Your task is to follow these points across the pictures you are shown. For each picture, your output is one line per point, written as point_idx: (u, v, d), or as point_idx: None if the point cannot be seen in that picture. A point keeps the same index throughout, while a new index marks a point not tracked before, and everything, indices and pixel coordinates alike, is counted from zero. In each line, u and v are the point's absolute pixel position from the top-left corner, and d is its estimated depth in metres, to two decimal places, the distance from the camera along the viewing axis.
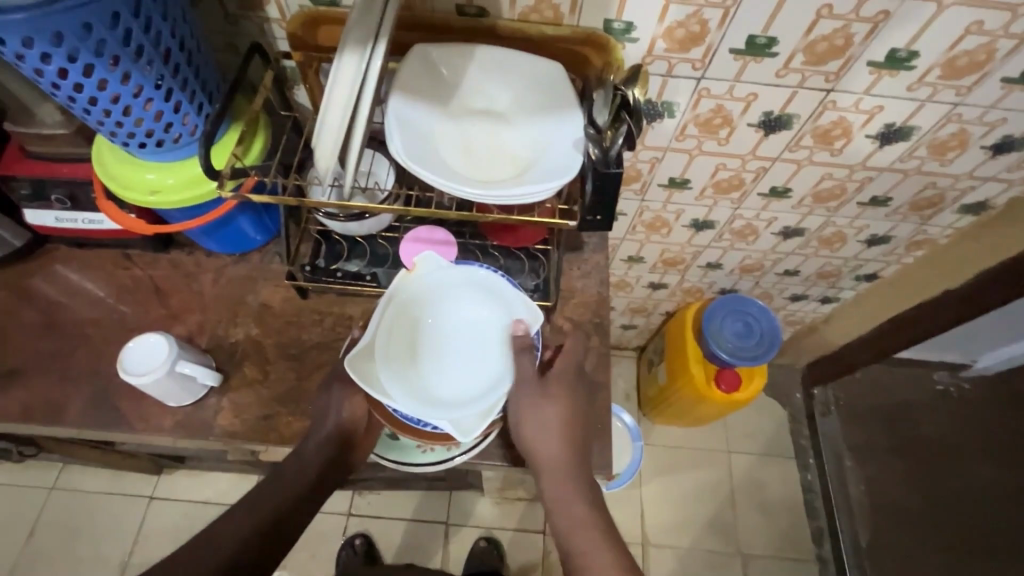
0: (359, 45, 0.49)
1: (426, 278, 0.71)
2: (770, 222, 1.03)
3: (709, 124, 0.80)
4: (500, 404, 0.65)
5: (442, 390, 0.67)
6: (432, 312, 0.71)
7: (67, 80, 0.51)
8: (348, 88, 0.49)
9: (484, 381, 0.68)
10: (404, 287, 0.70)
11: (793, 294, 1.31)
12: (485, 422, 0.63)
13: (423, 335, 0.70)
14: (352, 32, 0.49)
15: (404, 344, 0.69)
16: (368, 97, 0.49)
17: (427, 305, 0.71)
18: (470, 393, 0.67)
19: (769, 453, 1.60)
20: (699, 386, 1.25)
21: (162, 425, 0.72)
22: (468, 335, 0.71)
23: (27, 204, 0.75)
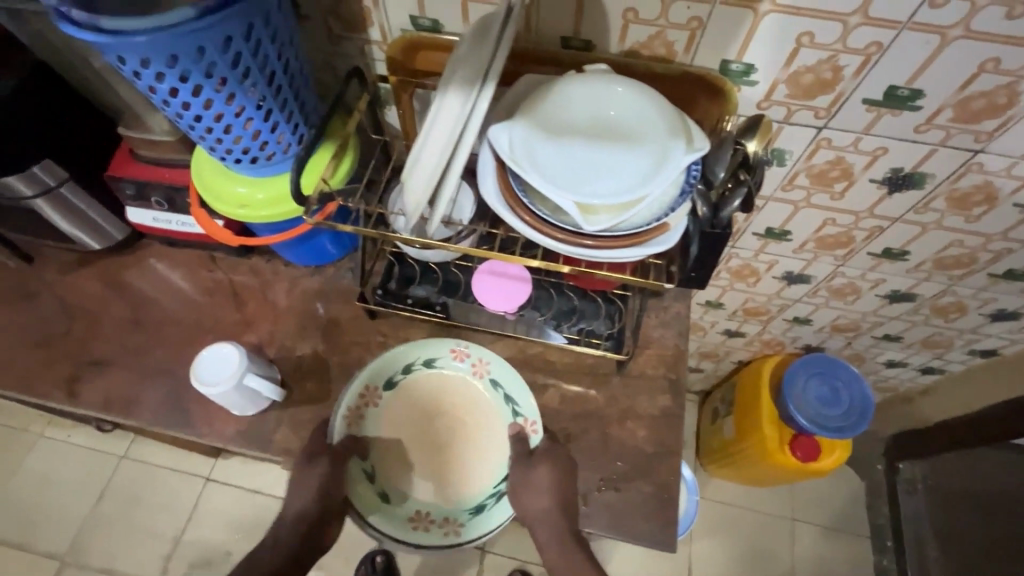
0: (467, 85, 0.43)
1: (594, 81, 0.51)
2: (876, 284, 0.92)
3: (824, 176, 0.72)
4: (636, 207, 0.46)
5: (578, 169, 0.48)
6: (596, 101, 0.50)
7: (177, 98, 0.51)
8: (449, 132, 0.43)
9: (628, 178, 0.47)
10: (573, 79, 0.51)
11: (889, 360, 1.18)
12: (615, 215, 0.47)
13: (569, 119, 0.50)
14: (458, 72, 0.43)
15: (546, 120, 0.50)
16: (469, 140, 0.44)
17: (592, 95, 0.51)
18: (602, 183, 0.47)
19: (840, 526, 1.46)
20: (772, 451, 1.13)
21: (224, 432, 0.73)
22: (623, 132, 0.49)
23: (130, 203, 0.79)
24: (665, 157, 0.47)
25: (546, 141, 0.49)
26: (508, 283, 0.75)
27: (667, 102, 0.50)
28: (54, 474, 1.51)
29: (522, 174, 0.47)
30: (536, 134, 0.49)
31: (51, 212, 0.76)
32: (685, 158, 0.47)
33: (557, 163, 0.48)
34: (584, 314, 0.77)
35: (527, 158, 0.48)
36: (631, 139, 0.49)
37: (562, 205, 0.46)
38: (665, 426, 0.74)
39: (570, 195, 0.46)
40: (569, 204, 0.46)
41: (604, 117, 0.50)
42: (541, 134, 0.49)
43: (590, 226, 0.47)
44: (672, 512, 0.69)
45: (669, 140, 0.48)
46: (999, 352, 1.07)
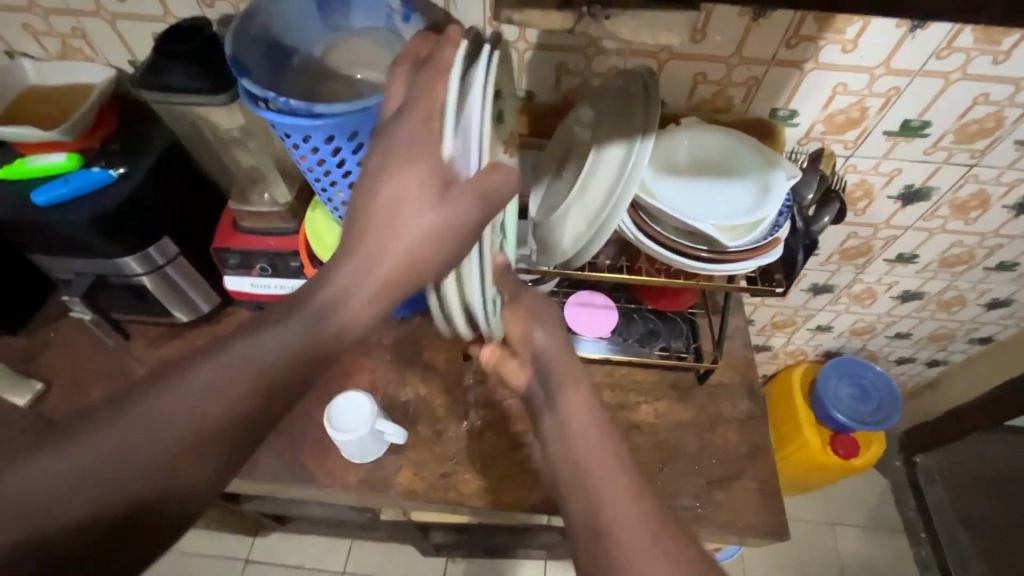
0: (626, 141, 0.56)
1: (692, 137, 0.64)
2: (891, 286, 1.06)
3: (850, 196, 0.86)
4: (756, 227, 0.57)
5: (698, 203, 0.60)
6: (696, 153, 0.64)
7: (343, 167, 0.60)
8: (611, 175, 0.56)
9: (742, 207, 0.59)
10: (676, 137, 0.64)
11: (900, 357, 1.31)
12: (740, 236, 0.57)
13: (680, 168, 0.63)
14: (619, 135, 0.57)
15: (662, 169, 0.62)
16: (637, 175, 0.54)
17: (692, 148, 0.64)
18: (722, 213, 0.58)
19: (876, 525, 1.53)
20: (815, 452, 1.22)
21: (348, 481, 0.76)
22: (723, 174, 0.62)
23: (231, 271, 0.82)
24: (766, 188, 0.59)
25: (671, 183, 0.61)
26: (595, 311, 0.83)
27: (759, 148, 0.63)
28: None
29: (662, 207, 0.58)
30: (664, 179, 0.61)
31: (157, 291, 0.80)
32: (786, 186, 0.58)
33: (681, 200, 0.60)
34: (665, 334, 0.86)
35: (662, 196, 0.59)
36: (733, 179, 0.61)
37: (702, 229, 0.56)
38: (753, 427, 0.82)
39: (705, 220, 0.56)
40: (707, 226, 0.56)
41: (712, 163, 0.63)
42: (668, 179, 0.61)
43: (725, 242, 0.56)
44: (778, 503, 0.75)
45: (765, 176, 0.60)
46: (993, 338, 1.22)
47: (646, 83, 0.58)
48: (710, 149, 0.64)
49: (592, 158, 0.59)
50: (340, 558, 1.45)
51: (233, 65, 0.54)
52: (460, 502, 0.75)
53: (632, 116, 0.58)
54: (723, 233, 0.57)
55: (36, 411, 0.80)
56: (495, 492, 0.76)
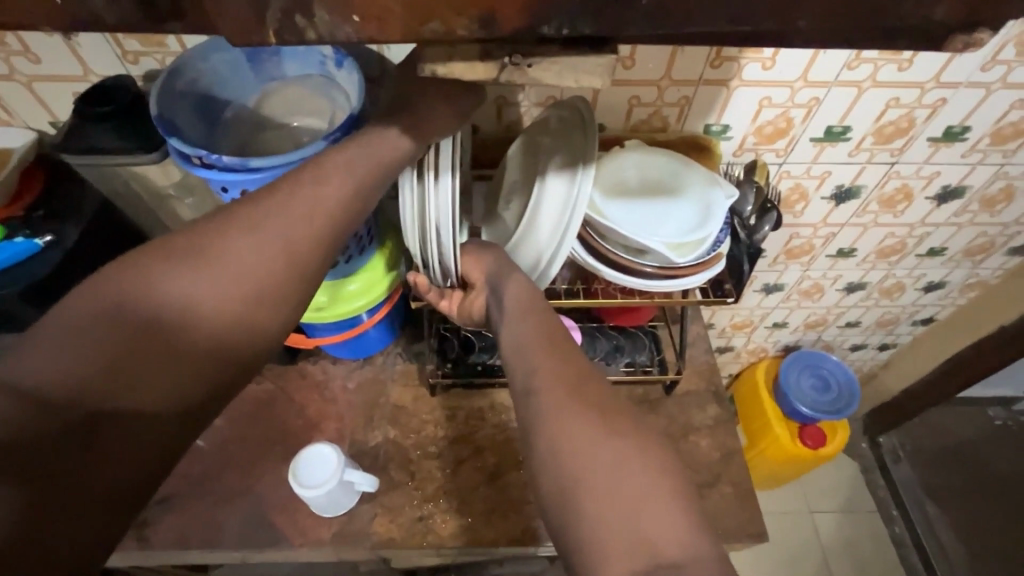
0: (570, 171, 0.57)
1: (636, 157, 0.66)
2: (836, 279, 1.11)
3: (788, 200, 0.90)
4: (702, 243, 0.59)
5: (646, 221, 0.61)
6: (641, 172, 0.65)
7: None
8: (559, 206, 0.57)
9: (687, 224, 0.60)
10: (620, 158, 0.66)
11: (853, 344, 1.36)
12: (687, 252, 0.59)
13: (626, 187, 0.64)
14: (562, 165, 0.58)
15: (610, 189, 0.63)
16: (579, 209, 0.56)
17: (636, 167, 0.65)
18: (669, 231, 0.60)
19: (852, 508, 1.56)
20: (786, 446, 1.25)
21: (321, 537, 0.72)
22: (668, 191, 0.64)
23: None
24: (707, 205, 0.61)
25: (620, 203, 0.62)
26: None
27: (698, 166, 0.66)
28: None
29: (611, 226, 0.59)
30: (612, 199, 0.62)
31: None
32: (726, 203, 0.61)
33: (630, 219, 0.61)
34: (628, 350, 0.87)
35: (611, 215, 0.60)
36: (677, 196, 0.63)
37: (651, 247, 0.57)
38: (722, 432, 0.83)
39: (653, 238, 0.58)
40: (656, 242, 0.57)
41: (659, 182, 0.65)
42: (615, 198, 0.63)
43: (673, 258, 0.58)
44: (754, 505, 0.77)
45: (706, 194, 0.62)
46: (933, 319, 1.29)
47: (580, 113, 0.59)
48: (653, 168, 0.65)
49: (537, 188, 0.59)
50: None
51: (160, 123, 0.53)
52: (440, 544, 0.73)
53: (574, 144, 0.59)
54: (672, 248, 0.58)
55: None
56: (476, 529, 0.74)
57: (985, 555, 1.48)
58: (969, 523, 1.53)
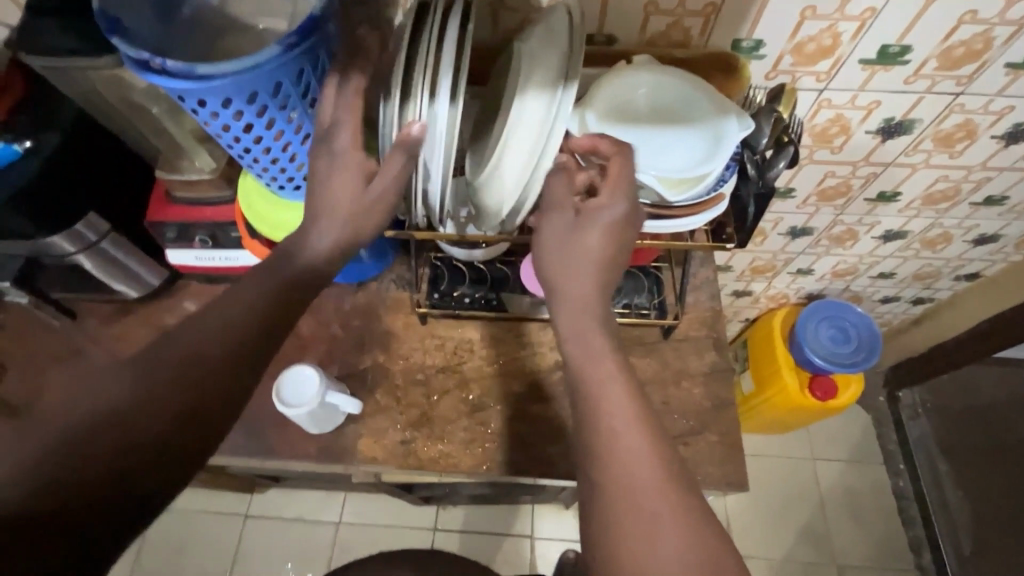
0: (548, 86, 0.50)
1: (642, 72, 0.57)
2: (873, 226, 1.01)
3: (825, 133, 0.79)
4: (703, 180, 0.52)
5: (645, 150, 0.54)
6: (647, 89, 0.57)
7: (249, 133, 0.55)
8: (531, 133, 0.50)
9: (690, 157, 0.53)
10: (625, 71, 0.57)
11: (884, 296, 1.27)
12: (686, 189, 0.52)
13: (627, 107, 0.56)
14: (539, 78, 0.50)
15: (608, 108, 0.55)
16: (555, 139, 0.50)
17: (641, 85, 0.57)
18: (669, 163, 0.53)
19: (857, 459, 1.55)
20: (794, 395, 1.22)
21: (307, 451, 0.75)
22: (674, 117, 0.56)
23: (171, 245, 0.79)
24: (716, 137, 0.53)
25: (617, 123, 0.54)
26: None
27: (712, 86, 0.57)
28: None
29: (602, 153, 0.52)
30: (608, 118, 0.54)
31: (94, 266, 0.76)
32: (739, 133, 0.53)
33: (625, 145, 0.54)
34: (626, 291, 0.82)
35: (604, 140, 0.53)
36: (684, 124, 0.55)
37: (643, 181, 0.51)
38: (717, 380, 0.80)
39: (647, 171, 0.51)
40: (649, 177, 0.51)
41: (668, 100, 0.57)
42: (611, 117, 0.55)
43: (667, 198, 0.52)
44: (740, 456, 0.75)
45: (718, 122, 0.54)
46: (980, 274, 1.18)
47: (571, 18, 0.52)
48: (662, 87, 0.57)
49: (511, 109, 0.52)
50: (336, 510, 1.50)
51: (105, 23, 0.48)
52: (420, 467, 0.75)
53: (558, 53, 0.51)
54: (666, 184, 0.52)
55: None
56: (456, 457, 0.76)
57: (989, 515, 1.46)
58: (980, 483, 1.49)
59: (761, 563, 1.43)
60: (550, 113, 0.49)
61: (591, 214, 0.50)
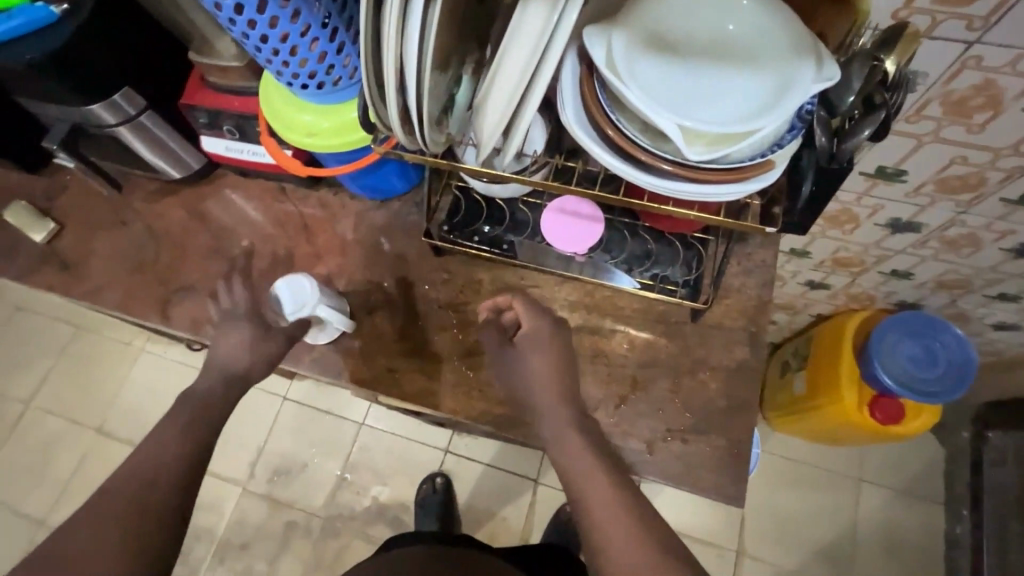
0: None
1: None
2: (1004, 235, 0.80)
3: (964, 104, 0.61)
4: (745, 141, 0.40)
5: (682, 89, 0.42)
6: (702, 14, 0.44)
7: (242, 16, 0.50)
8: (529, 49, 0.40)
9: (739, 107, 0.41)
10: None
11: (999, 322, 1.05)
12: (720, 149, 0.41)
13: (672, 33, 0.44)
14: None
15: (647, 30, 0.43)
16: (558, 45, 0.39)
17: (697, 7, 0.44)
18: (708, 111, 0.41)
19: (911, 492, 1.38)
20: (848, 411, 1.06)
21: (300, 358, 0.77)
22: (730, 54, 0.43)
23: (204, 131, 0.80)
24: (778, 86, 0.41)
25: (648, 52, 0.43)
26: (578, 224, 0.71)
27: (794, 17, 0.43)
28: (144, 383, 1.62)
29: (622, 86, 0.41)
30: (640, 43, 0.43)
31: (134, 141, 0.79)
32: (813, 86, 0.40)
33: (658, 80, 0.42)
34: (658, 259, 0.74)
35: (631, 69, 0.41)
36: (741, 63, 0.42)
37: (665, 130, 0.40)
38: (741, 379, 0.70)
39: (675, 118, 0.40)
40: (673, 127, 0.40)
41: (720, 32, 0.44)
42: (648, 43, 0.43)
43: (691, 157, 0.41)
44: (744, 467, 0.66)
45: (786, 66, 0.41)
46: None
47: None
48: (723, 13, 0.44)
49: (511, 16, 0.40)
50: (361, 412, 1.59)
51: None
52: (402, 398, 0.74)
53: None
54: (694, 140, 0.41)
55: (52, 249, 0.87)
56: (439, 397, 0.73)
57: None
58: None
59: (767, 568, 1.35)
60: (551, 25, 0.38)
61: (525, 345, 0.64)
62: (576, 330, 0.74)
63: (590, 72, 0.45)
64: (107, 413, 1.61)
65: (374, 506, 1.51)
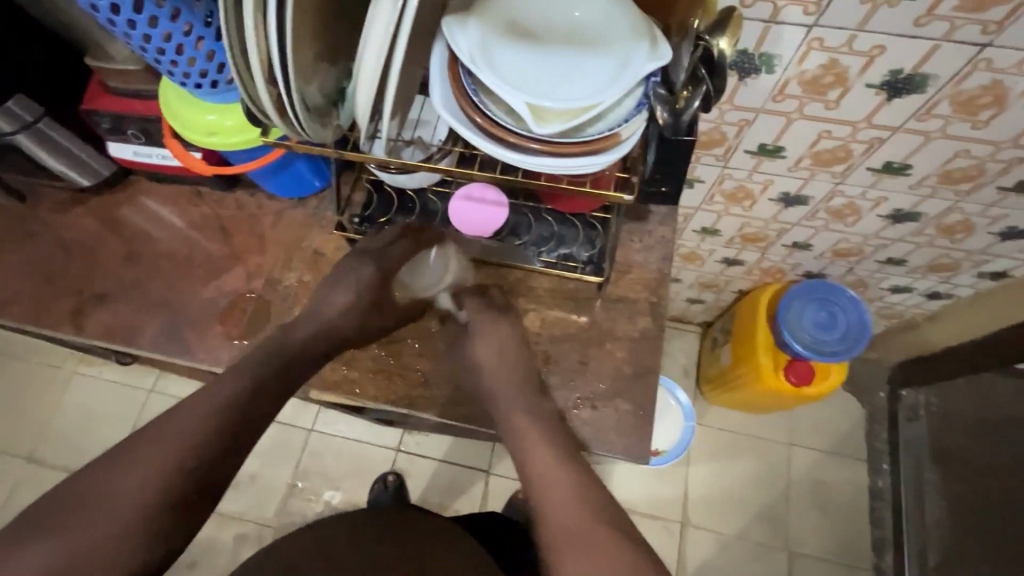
0: None
1: None
2: (879, 203, 0.88)
3: (818, 83, 0.67)
4: (590, 115, 0.45)
5: (535, 72, 0.46)
6: (556, 6, 0.49)
7: (119, 16, 0.51)
8: (382, 30, 0.44)
9: (586, 86, 0.45)
10: None
11: (894, 285, 1.14)
12: (568, 124, 0.45)
13: (528, 23, 0.48)
14: None
15: (504, 19, 0.47)
16: (405, 36, 0.44)
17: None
18: (558, 92, 0.45)
19: (839, 451, 1.47)
20: (765, 376, 1.14)
21: (221, 357, 0.77)
22: (579, 40, 0.47)
23: (109, 137, 0.79)
24: (619, 66, 0.45)
25: (504, 38, 0.46)
26: (484, 209, 0.73)
27: (635, 5, 0.48)
28: (80, 405, 1.56)
29: (476, 69, 0.44)
30: (497, 31, 0.46)
31: (35, 149, 0.77)
32: (648, 65, 0.44)
33: (512, 64, 0.46)
34: (563, 239, 0.77)
35: (486, 55, 0.45)
36: (589, 47, 0.47)
37: (514, 106, 0.44)
38: (646, 347, 0.75)
39: (522, 96, 0.44)
40: (520, 102, 0.44)
41: (570, 20, 0.48)
42: (505, 31, 0.47)
43: (545, 130, 0.45)
44: (650, 428, 0.71)
45: (626, 49, 0.46)
46: (1009, 274, 1.04)
47: None
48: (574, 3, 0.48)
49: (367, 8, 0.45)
50: (309, 418, 1.58)
51: None
52: (324, 389, 0.75)
53: None
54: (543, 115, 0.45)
55: None
56: (361, 385, 0.75)
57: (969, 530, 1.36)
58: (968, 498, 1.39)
59: (710, 535, 1.41)
60: (396, 11, 0.43)
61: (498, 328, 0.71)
62: None
63: (454, 59, 0.48)
64: (39, 439, 1.54)
65: (327, 511, 1.50)
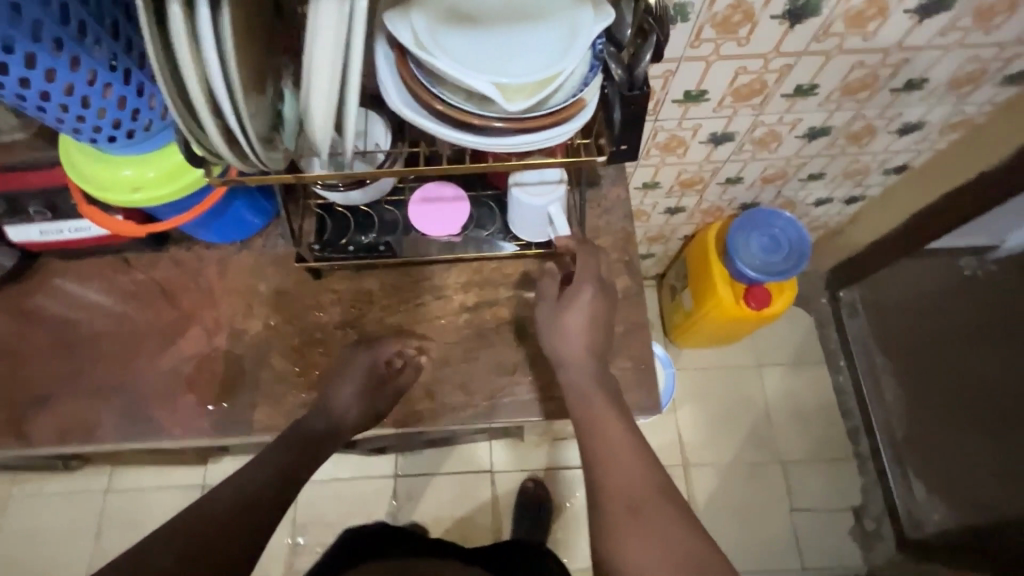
0: None
1: None
2: (794, 124, 0.95)
3: (728, 22, 0.72)
4: (553, 86, 0.45)
5: (488, 52, 0.45)
6: None
7: (9, 75, 0.44)
8: (332, 41, 0.41)
9: (542, 58, 0.45)
10: None
11: (817, 199, 1.24)
12: (533, 98, 0.45)
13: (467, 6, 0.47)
14: None
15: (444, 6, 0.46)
16: (357, 45, 0.42)
17: None
18: (519, 68, 0.45)
19: (801, 361, 1.58)
20: (728, 308, 1.21)
21: (201, 427, 0.71)
22: (522, 14, 0.47)
23: (6, 221, 0.70)
24: (569, 33, 0.46)
25: (448, 24, 0.46)
26: (447, 208, 0.72)
27: None
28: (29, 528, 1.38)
29: (431, 58, 0.43)
30: (440, 18, 0.46)
31: None
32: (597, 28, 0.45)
33: (463, 48, 0.45)
34: None
35: (437, 42, 0.44)
36: (534, 20, 0.47)
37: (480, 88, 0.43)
38: (631, 304, 0.77)
39: (485, 76, 0.43)
40: (493, 82, 0.43)
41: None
42: (448, 17, 0.46)
43: (513, 109, 0.45)
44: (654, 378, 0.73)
45: (570, 16, 0.46)
46: (908, 166, 1.16)
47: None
48: None
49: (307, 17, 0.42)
50: None
51: None
52: None
53: None
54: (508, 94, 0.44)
55: None
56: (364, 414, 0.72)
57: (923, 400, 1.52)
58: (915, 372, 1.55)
59: (711, 468, 1.49)
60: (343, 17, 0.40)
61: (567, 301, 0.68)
62: (475, 307, 0.76)
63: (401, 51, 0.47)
64: None
65: None
